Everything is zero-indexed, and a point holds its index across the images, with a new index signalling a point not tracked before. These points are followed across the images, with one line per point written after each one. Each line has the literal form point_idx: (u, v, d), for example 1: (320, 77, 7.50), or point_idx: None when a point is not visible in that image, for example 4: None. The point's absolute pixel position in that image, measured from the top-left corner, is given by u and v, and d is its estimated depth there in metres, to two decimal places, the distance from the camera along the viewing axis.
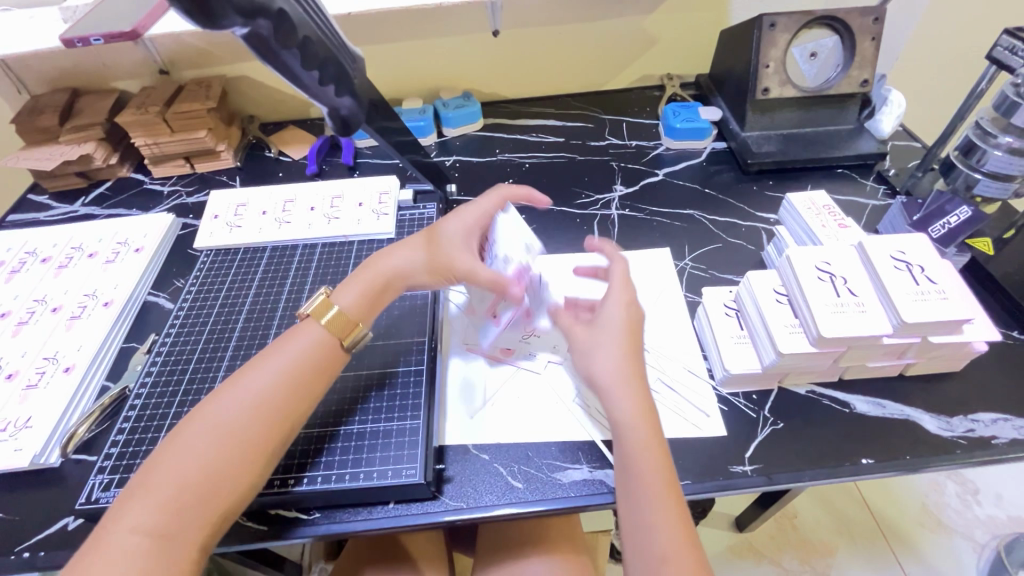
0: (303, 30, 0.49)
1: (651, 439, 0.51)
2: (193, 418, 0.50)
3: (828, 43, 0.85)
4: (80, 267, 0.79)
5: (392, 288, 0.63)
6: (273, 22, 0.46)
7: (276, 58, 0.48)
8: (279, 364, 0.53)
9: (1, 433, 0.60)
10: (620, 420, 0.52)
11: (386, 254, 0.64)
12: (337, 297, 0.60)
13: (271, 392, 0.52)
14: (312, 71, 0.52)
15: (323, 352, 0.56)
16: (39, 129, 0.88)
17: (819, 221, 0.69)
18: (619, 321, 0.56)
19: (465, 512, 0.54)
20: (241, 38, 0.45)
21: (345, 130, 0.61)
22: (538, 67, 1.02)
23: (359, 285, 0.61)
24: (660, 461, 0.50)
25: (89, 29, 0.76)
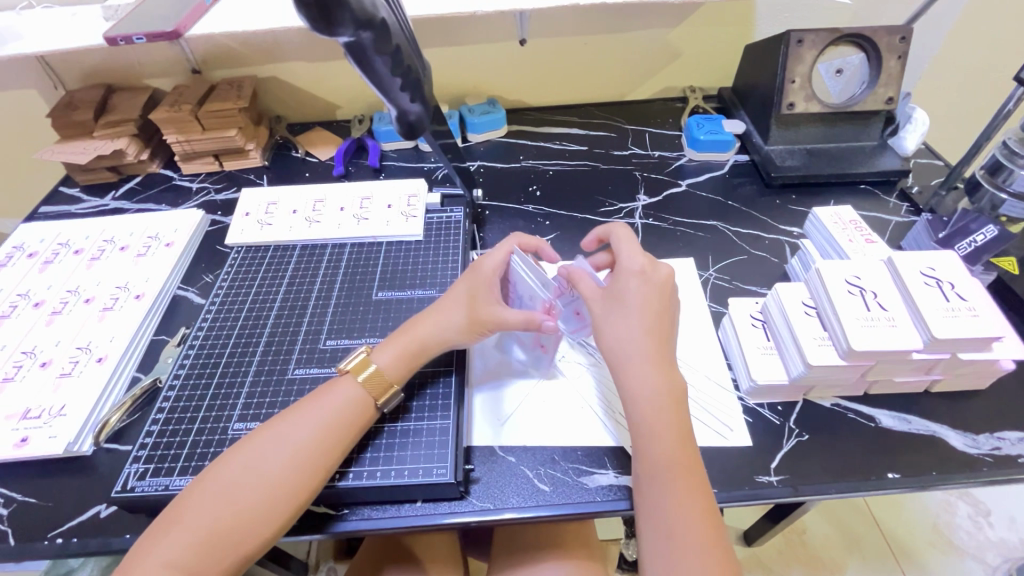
0: (395, 40, 0.56)
1: (669, 419, 0.52)
2: (231, 458, 0.51)
3: (855, 60, 0.86)
4: (111, 260, 0.80)
5: (431, 349, 0.60)
6: (374, 33, 0.53)
7: (370, 64, 0.55)
8: (317, 415, 0.53)
9: (35, 420, 0.61)
10: (635, 395, 0.53)
11: (423, 318, 0.61)
12: (375, 356, 0.58)
13: (306, 442, 0.51)
14: (397, 78, 0.58)
15: (360, 411, 0.55)
16: (74, 124, 0.89)
17: (846, 236, 0.69)
18: (642, 303, 0.56)
19: (494, 512, 0.55)
20: (344, 46, 0.52)
21: (410, 134, 0.65)
22: (563, 76, 1.03)
23: (398, 348, 0.59)
24: (673, 437, 0.51)
25: (132, 28, 0.78)
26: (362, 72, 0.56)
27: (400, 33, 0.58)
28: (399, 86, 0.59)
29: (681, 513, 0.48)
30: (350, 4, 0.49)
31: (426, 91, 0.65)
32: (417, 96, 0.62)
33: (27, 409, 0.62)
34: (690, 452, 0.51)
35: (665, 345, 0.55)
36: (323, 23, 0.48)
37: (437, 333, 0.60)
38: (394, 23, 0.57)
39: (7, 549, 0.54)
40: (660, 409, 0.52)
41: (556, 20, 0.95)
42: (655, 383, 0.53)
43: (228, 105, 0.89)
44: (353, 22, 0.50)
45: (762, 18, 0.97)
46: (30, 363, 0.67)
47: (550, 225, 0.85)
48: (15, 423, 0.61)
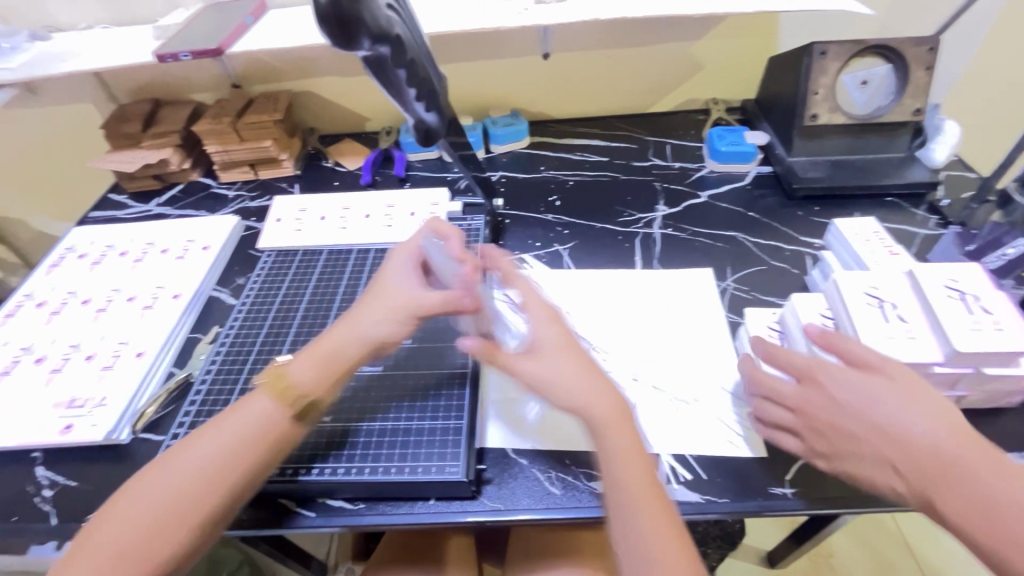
0: (411, 54, 0.60)
1: (630, 445, 0.52)
2: (141, 478, 0.51)
3: (880, 71, 0.85)
4: (152, 262, 0.85)
5: (352, 350, 0.58)
6: (391, 47, 0.56)
7: (389, 76, 0.58)
8: (228, 430, 0.53)
9: (79, 408, 0.66)
10: (595, 421, 0.52)
11: (346, 322, 0.60)
12: (288, 366, 0.57)
13: (216, 458, 0.51)
14: (413, 88, 0.61)
15: (274, 426, 0.54)
16: (125, 135, 0.96)
17: (868, 247, 0.68)
18: (555, 342, 0.56)
19: (504, 513, 0.56)
20: (363, 59, 0.56)
21: (426, 143, 0.67)
22: (585, 88, 1.05)
23: (314, 353, 0.58)
24: (636, 458, 0.51)
25: (180, 46, 0.84)
26: (381, 84, 0.59)
27: (414, 44, 0.61)
28: (416, 96, 0.62)
29: (653, 536, 0.48)
30: (368, 21, 0.53)
31: (442, 102, 0.68)
32: (433, 106, 0.65)
33: (72, 398, 0.67)
34: (647, 473, 0.51)
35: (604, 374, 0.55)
36: (342, 36, 0.52)
37: (358, 331, 0.59)
38: (409, 37, 0.60)
39: (49, 528, 0.58)
40: (621, 438, 0.52)
41: (577, 34, 0.97)
42: (605, 415, 0.52)
43: (264, 118, 0.95)
44: (370, 36, 0.54)
45: (786, 31, 0.97)
46: (76, 356, 0.72)
47: (568, 234, 0.86)
48: (61, 411, 0.66)
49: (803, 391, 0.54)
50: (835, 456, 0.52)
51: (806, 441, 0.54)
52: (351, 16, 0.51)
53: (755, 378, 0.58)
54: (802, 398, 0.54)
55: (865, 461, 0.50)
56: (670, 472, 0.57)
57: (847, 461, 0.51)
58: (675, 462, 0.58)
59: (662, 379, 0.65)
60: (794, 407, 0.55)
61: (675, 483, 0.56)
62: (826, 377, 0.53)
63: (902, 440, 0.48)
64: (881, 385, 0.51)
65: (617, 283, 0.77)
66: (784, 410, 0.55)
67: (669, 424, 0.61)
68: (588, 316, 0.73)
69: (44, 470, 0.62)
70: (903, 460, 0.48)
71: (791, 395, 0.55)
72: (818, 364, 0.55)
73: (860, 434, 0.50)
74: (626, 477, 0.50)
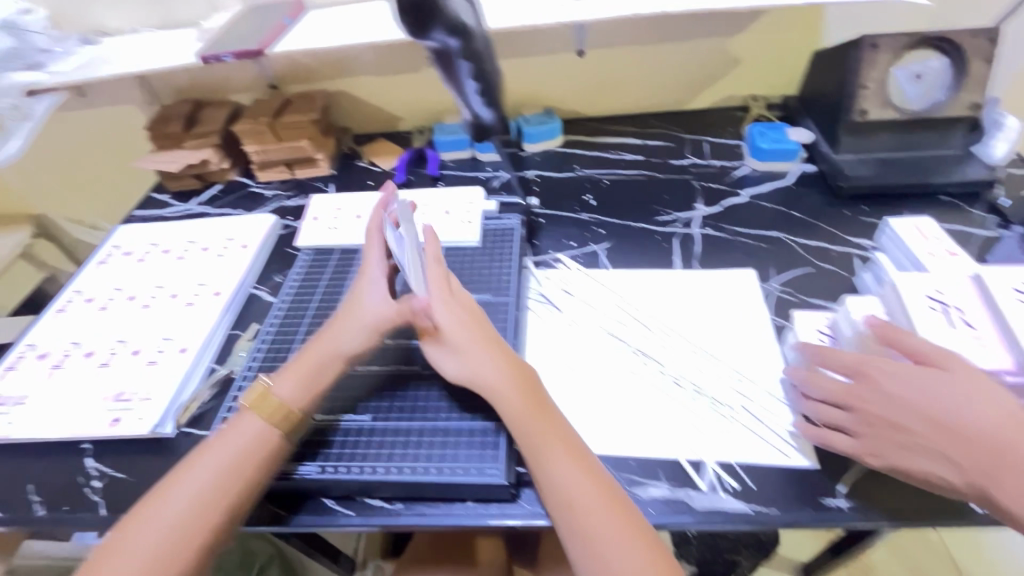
0: (480, 49, 0.61)
1: (565, 454, 0.52)
2: (141, 509, 0.51)
3: (935, 65, 0.81)
4: (194, 260, 0.87)
5: (331, 366, 0.60)
6: (461, 40, 0.59)
7: (454, 68, 0.61)
8: (224, 452, 0.53)
9: (127, 402, 0.67)
10: (521, 436, 0.54)
11: (320, 338, 0.62)
12: (274, 386, 0.58)
13: (216, 481, 0.52)
14: (474, 82, 0.61)
15: (266, 451, 0.54)
16: (168, 135, 0.99)
17: (926, 249, 0.65)
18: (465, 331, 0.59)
19: (543, 518, 0.55)
20: (436, 53, 0.60)
21: (480, 139, 0.67)
22: (620, 85, 1.03)
23: (299, 370, 0.59)
24: (578, 470, 0.51)
25: (222, 48, 0.85)
26: (450, 79, 0.62)
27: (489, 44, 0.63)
28: (476, 91, 0.62)
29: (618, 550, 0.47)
30: (444, 13, 0.58)
31: (503, 97, 0.66)
32: (492, 102, 0.64)
33: (120, 392, 0.69)
34: (599, 483, 0.51)
35: (559, 421, 0.55)
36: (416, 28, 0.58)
37: (334, 347, 0.61)
38: (486, 36, 0.62)
39: (98, 518, 0.59)
40: (586, 486, 0.50)
41: (613, 30, 0.96)
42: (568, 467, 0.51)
43: (301, 117, 0.96)
44: (442, 26, 0.58)
45: (831, 24, 0.94)
46: (123, 351, 0.74)
47: (604, 234, 0.85)
48: (109, 404, 0.67)
49: (856, 386, 0.53)
50: (887, 451, 0.50)
51: (857, 437, 0.52)
52: (426, 5, 0.57)
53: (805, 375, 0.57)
54: (854, 393, 0.53)
55: (923, 457, 0.49)
56: (715, 480, 0.56)
57: (899, 456, 0.50)
58: (720, 470, 0.56)
59: (705, 384, 0.63)
60: (845, 404, 0.54)
61: (721, 492, 0.55)
62: (882, 372, 0.52)
63: (963, 434, 0.47)
64: (942, 378, 0.50)
65: (655, 285, 0.76)
66: (835, 406, 0.54)
67: (714, 430, 0.59)
68: (628, 318, 0.72)
69: (93, 462, 0.64)
70: (965, 455, 0.47)
71: (842, 392, 0.54)
72: (872, 358, 0.53)
73: (918, 429, 0.49)
74: (574, 490, 0.50)
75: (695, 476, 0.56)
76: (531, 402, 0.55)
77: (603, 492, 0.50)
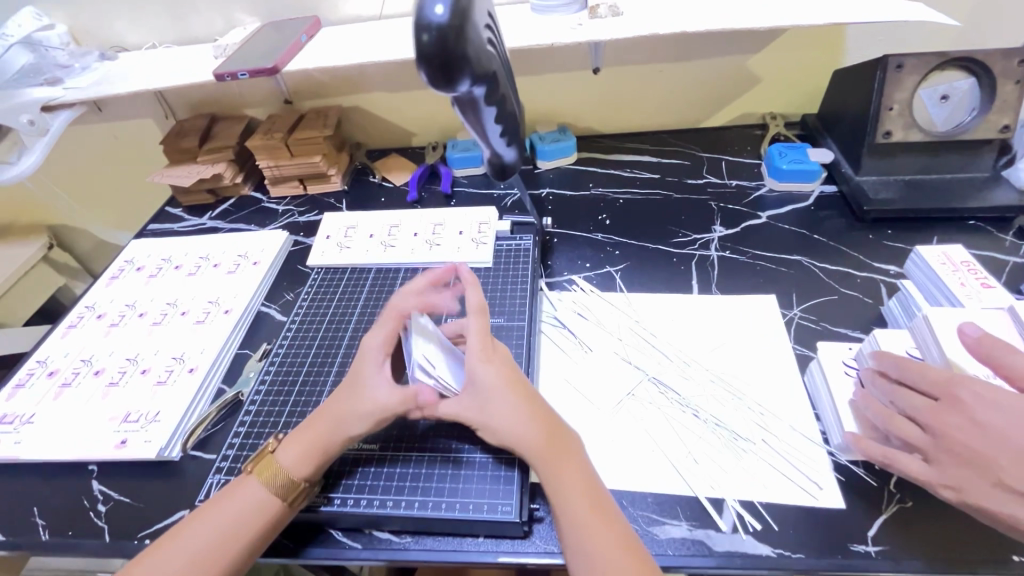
0: (501, 90, 0.60)
1: (602, 531, 0.48)
2: (136, 565, 0.49)
3: (963, 85, 0.78)
4: (205, 276, 0.86)
5: (335, 445, 0.56)
6: (485, 87, 0.57)
7: (476, 112, 0.59)
8: (224, 518, 0.52)
9: (134, 423, 0.66)
10: (563, 507, 0.50)
11: (327, 409, 0.57)
12: (280, 454, 0.55)
13: (212, 547, 0.50)
14: (496, 125, 0.62)
15: (266, 517, 0.52)
16: (182, 150, 0.98)
17: (957, 279, 0.63)
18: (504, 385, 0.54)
19: (557, 556, 0.53)
20: (457, 99, 0.57)
21: (500, 176, 0.70)
22: (636, 103, 1.02)
23: (305, 440, 0.56)
24: (613, 548, 0.47)
25: (238, 66, 0.85)
26: (468, 121, 0.61)
27: (503, 74, 0.61)
28: (498, 132, 0.63)
29: None
30: (471, 61, 0.53)
31: (520, 134, 0.69)
32: (512, 141, 0.67)
33: (128, 413, 0.68)
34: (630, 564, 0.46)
35: (592, 481, 0.52)
36: (443, 81, 0.53)
37: (342, 429, 0.56)
38: (501, 69, 0.60)
39: (102, 544, 0.58)
40: (605, 540, 0.47)
41: (630, 47, 0.94)
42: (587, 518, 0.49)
43: (315, 133, 0.95)
44: (471, 76, 0.54)
45: (854, 43, 0.92)
46: (133, 370, 0.73)
47: (619, 255, 0.83)
48: (117, 425, 0.67)
49: (940, 407, 0.49)
50: (970, 484, 0.46)
51: (935, 465, 0.48)
52: (457, 58, 0.51)
53: (886, 387, 0.53)
54: (939, 415, 0.49)
55: (1009, 495, 0.44)
56: (736, 520, 0.53)
57: (983, 491, 0.45)
58: (742, 509, 0.54)
59: (726, 418, 0.61)
60: (926, 426, 0.49)
61: (743, 533, 0.52)
62: (974, 396, 0.47)
63: None
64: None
65: (672, 309, 0.74)
66: (916, 427, 0.50)
67: (735, 466, 0.57)
68: (645, 345, 0.70)
69: (99, 484, 0.63)
70: None
71: (922, 413, 0.50)
72: (961, 378, 0.49)
73: (1005, 462, 0.45)
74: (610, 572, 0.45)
75: (716, 515, 0.54)
76: (563, 459, 0.52)
77: (620, 548, 0.47)
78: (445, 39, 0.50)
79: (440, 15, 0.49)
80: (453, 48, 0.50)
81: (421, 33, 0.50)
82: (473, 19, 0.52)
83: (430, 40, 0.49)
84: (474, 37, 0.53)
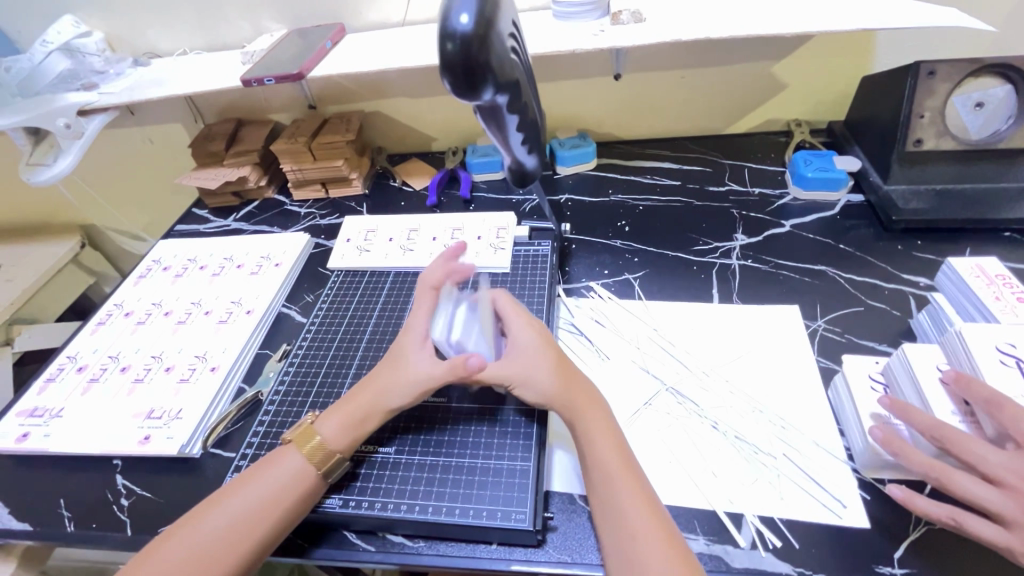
0: (524, 97, 0.61)
1: (633, 481, 0.50)
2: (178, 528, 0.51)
3: (998, 93, 0.76)
4: (229, 277, 0.88)
5: (376, 413, 0.58)
6: (508, 96, 0.57)
7: (498, 120, 0.60)
8: (262, 485, 0.53)
9: (158, 420, 0.68)
10: (595, 457, 0.52)
11: (370, 381, 0.60)
12: (320, 425, 0.57)
13: (250, 512, 0.51)
14: (519, 133, 0.63)
15: (304, 483, 0.54)
16: (209, 154, 1.01)
17: (992, 293, 0.60)
18: (541, 347, 0.59)
19: (571, 566, 0.52)
20: (479, 106, 0.57)
21: (521, 182, 0.69)
22: (657, 110, 1.01)
23: (346, 411, 0.58)
24: (646, 506, 0.49)
25: (265, 71, 0.87)
26: (490, 128, 0.61)
27: (526, 83, 0.61)
28: (519, 140, 0.64)
29: None
30: (494, 70, 0.53)
31: (540, 141, 0.69)
32: (533, 149, 0.67)
33: (151, 409, 0.69)
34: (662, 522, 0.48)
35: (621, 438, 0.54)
36: (466, 90, 0.53)
37: (383, 395, 0.58)
38: (524, 77, 0.60)
39: (124, 538, 0.59)
40: (633, 496, 0.49)
41: (652, 53, 0.93)
42: (615, 465, 0.51)
43: (338, 138, 0.96)
44: (494, 85, 0.54)
45: (883, 49, 0.90)
46: (157, 367, 0.75)
47: (638, 262, 0.83)
48: (141, 422, 0.68)
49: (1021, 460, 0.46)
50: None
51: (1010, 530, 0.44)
52: (480, 66, 0.52)
53: (952, 438, 0.48)
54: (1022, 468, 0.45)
55: None
56: (756, 537, 0.52)
57: None
58: (761, 525, 0.53)
59: (746, 431, 0.60)
60: (997, 479, 0.46)
61: (762, 550, 0.51)
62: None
63: None
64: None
65: (691, 318, 0.73)
66: (985, 484, 0.46)
67: (755, 480, 0.56)
68: (664, 352, 0.69)
69: (123, 479, 0.65)
70: None
71: (997, 464, 0.46)
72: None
73: None
74: (639, 521, 0.47)
75: (734, 531, 0.53)
76: (595, 416, 0.55)
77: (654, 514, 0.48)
78: (469, 47, 0.50)
79: (465, 24, 0.50)
80: (477, 55, 0.51)
81: (445, 42, 0.50)
82: (497, 28, 0.53)
83: (454, 48, 0.50)
84: (498, 46, 0.53)
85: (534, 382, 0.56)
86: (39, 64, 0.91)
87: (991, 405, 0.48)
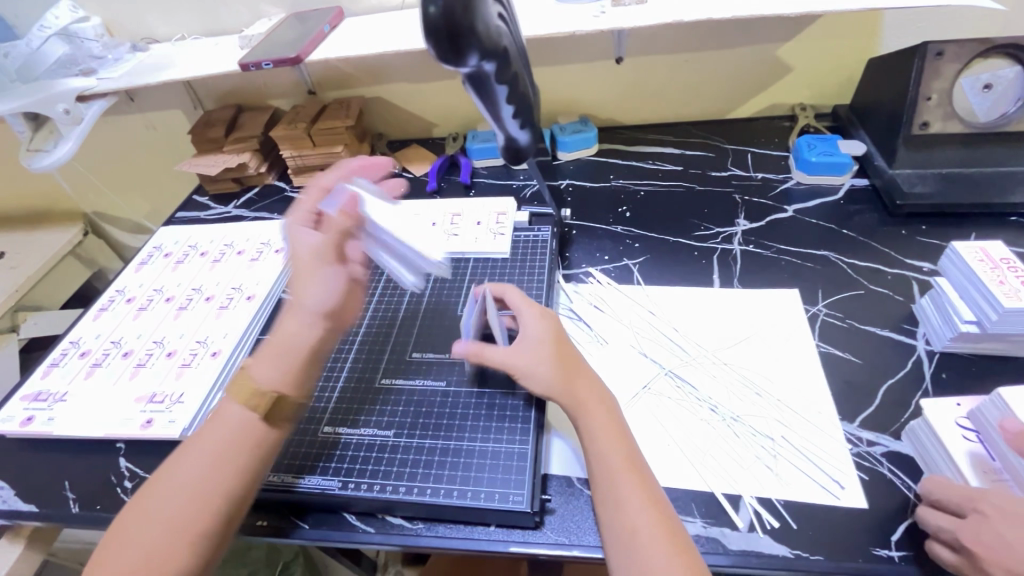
0: (513, 66, 0.60)
1: (630, 476, 0.50)
2: (141, 503, 0.50)
3: (1008, 74, 0.74)
4: (229, 263, 0.88)
5: (292, 326, 0.55)
6: (494, 64, 0.56)
7: (488, 90, 0.59)
8: (213, 446, 0.52)
9: (160, 404, 0.68)
10: (597, 455, 0.52)
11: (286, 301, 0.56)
12: (251, 371, 0.54)
13: (207, 476, 0.50)
14: (510, 105, 0.62)
15: (252, 437, 0.52)
16: (209, 139, 1.00)
17: (994, 276, 0.59)
18: (546, 335, 0.59)
19: (569, 548, 0.52)
20: (464, 75, 0.57)
21: (514, 158, 0.69)
22: (659, 94, 1.00)
23: (272, 351, 0.55)
24: (639, 496, 0.48)
25: (263, 55, 0.86)
26: (478, 101, 0.61)
27: (516, 55, 0.61)
28: (511, 113, 0.63)
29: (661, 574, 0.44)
30: (479, 36, 0.53)
31: (535, 119, 0.69)
32: (526, 124, 0.66)
33: (154, 393, 0.70)
34: (654, 506, 0.48)
35: (621, 428, 0.54)
36: (448, 55, 0.53)
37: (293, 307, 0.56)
38: (512, 46, 0.60)
39: None
40: (634, 492, 0.49)
41: (654, 36, 0.92)
42: (614, 462, 0.51)
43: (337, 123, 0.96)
44: (479, 52, 0.54)
45: (890, 31, 0.88)
46: (159, 352, 0.76)
47: (639, 248, 0.82)
48: (143, 405, 0.69)
49: (969, 524, 0.45)
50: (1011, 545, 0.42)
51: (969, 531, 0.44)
52: (464, 30, 0.51)
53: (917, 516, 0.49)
54: (972, 534, 0.44)
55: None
56: (754, 517, 0.52)
57: None
58: (759, 506, 0.53)
59: (744, 415, 0.60)
60: (957, 546, 0.45)
61: (759, 532, 0.51)
62: (998, 510, 0.45)
63: None
64: None
65: (694, 303, 0.72)
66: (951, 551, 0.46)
67: (753, 463, 0.56)
68: (664, 336, 0.69)
69: (126, 461, 0.66)
70: None
71: (951, 532, 0.46)
72: (982, 490, 0.46)
73: None
74: (636, 513, 0.48)
75: (732, 513, 0.53)
76: (596, 410, 0.54)
77: (646, 503, 0.48)
78: (452, 10, 0.50)
79: None
80: (460, 19, 0.50)
81: (427, 5, 0.50)
82: None
83: (437, 12, 0.50)
84: (483, 11, 0.53)
85: (539, 376, 0.55)
86: (37, 49, 0.91)
87: (937, 485, 0.49)
